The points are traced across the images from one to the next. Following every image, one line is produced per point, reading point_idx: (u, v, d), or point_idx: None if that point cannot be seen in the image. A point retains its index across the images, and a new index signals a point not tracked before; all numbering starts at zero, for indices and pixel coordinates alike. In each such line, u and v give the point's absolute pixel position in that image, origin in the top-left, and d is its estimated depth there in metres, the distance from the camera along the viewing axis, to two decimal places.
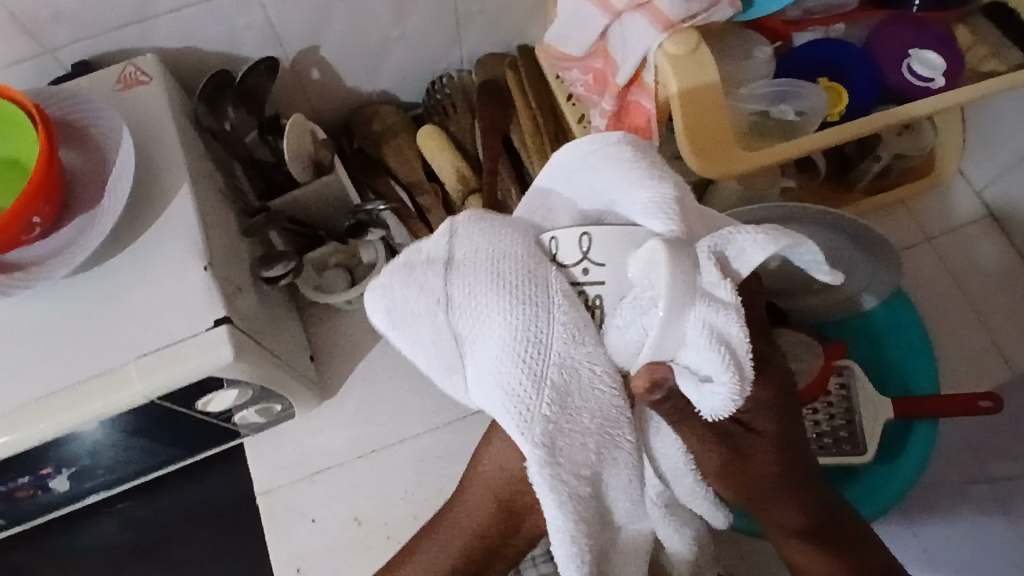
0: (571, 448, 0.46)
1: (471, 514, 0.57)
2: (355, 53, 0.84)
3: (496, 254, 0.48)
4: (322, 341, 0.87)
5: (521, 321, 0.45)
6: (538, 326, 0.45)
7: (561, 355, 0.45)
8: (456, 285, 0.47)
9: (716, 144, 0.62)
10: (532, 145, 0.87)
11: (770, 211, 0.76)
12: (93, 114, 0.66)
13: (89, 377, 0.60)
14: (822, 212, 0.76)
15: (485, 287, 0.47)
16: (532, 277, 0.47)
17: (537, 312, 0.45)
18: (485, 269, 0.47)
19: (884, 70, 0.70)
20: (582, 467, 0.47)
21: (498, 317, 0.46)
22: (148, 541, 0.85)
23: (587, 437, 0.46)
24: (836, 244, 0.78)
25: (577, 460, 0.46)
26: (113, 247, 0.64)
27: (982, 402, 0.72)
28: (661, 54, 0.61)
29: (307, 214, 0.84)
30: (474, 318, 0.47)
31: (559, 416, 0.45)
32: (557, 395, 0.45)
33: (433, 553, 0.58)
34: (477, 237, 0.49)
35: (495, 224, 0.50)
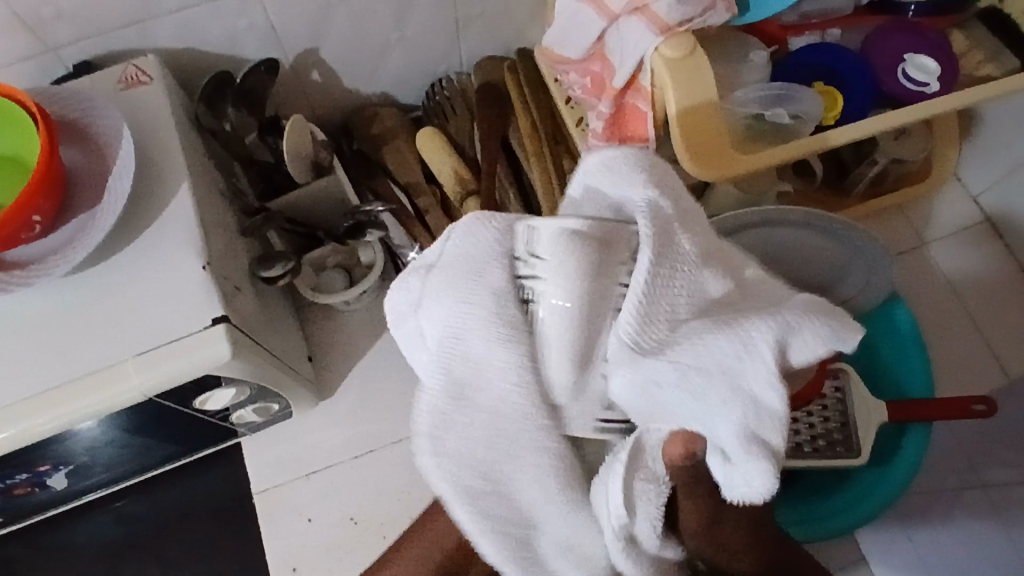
0: (467, 459, 0.44)
1: None
2: (355, 55, 0.85)
3: (476, 264, 0.44)
4: (320, 341, 0.88)
5: (446, 328, 0.44)
6: (456, 336, 0.43)
7: (479, 368, 0.43)
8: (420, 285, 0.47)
9: (711, 147, 0.62)
10: (530, 147, 0.87)
11: (768, 215, 0.76)
12: (94, 113, 0.66)
13: (87, 374, 0.60)
14: (796, 213, 0.76)
15: (432, 291, 0.45)
16: (477, 286, 0.43)
17: (462, 321, 0.43)
18: (439, 274, 0.45)
19: (880, 76, 0.70)
20: (488, 483, 0.45)
21: (432, 319, 0.45)
22: (144, 539, 0.85)
23: (499, 453, 0.44)
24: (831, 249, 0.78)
25: (477, 473, 0.45)
26: (112, 245, 0.64)
27: (975, 405, 0.73)
28: (657, 58, 0.61)
29: (305, 215, 0.85)
30: (419, 316, 0.46)
31: (454, 421, 0.44)
32: (457, 402, 0.44)
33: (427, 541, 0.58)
34: (457, 240, 0.45)
35: (482, 226, 0.44)
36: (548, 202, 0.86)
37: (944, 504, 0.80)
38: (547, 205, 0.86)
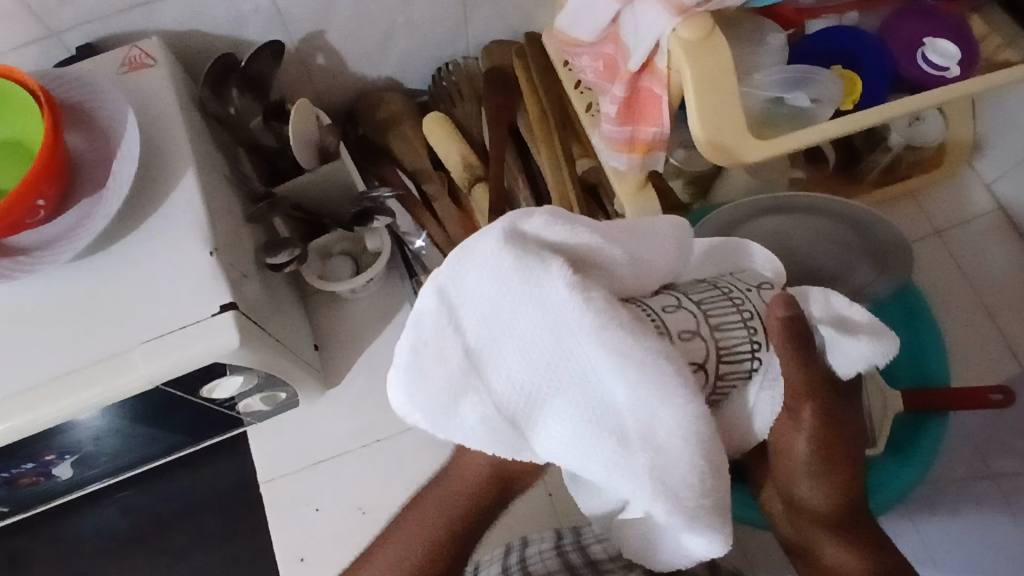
0: (677, 474, 0.41)
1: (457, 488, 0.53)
2: (361, 38, 0.83)
3: (501, 295, 0.42)
4: (327, 330, 0.87)
5: (542, 356, 0.41)
6: (573, 364, 0.41)
7: (622, 402, 0.41)
8: (469, 325, 0.43)
9: (730, 128, 0.60)
10: (539, 133, 0.86)
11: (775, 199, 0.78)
12: (99, 98, 0.65)
13: (93, 362, 0.59)
14: (806, 197, 0.78)
15: (496, 337, 0.42)
16: (536, 318, 0.41)
17: (564, 353, 0.41)
18: (489, 306, 0.42)
19: (898, 61, 0.69)
20: (686, 488, 0.41)
21: (508, 356, 0.42)
22: (151, 528, 0.85)
23: (683, 455, 0.41)
24: (850, 240, 0.77)
25: (678, 482, 0.41)
26: (117, 232, 0.63)
27: (992, 395, 0.72)
28: (675, 40, 0.59)
29: (312, 201, 0.83)
30: (495, 350, 0.42)
31: (637, 445, 0.41)
32: (614, 426, 0.41)
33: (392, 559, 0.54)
34: (482, 280, 0.42)
35: (485, 257, 0.42)
36: (558, 187, 0.85)
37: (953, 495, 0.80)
38: (558, 192, 0.84)
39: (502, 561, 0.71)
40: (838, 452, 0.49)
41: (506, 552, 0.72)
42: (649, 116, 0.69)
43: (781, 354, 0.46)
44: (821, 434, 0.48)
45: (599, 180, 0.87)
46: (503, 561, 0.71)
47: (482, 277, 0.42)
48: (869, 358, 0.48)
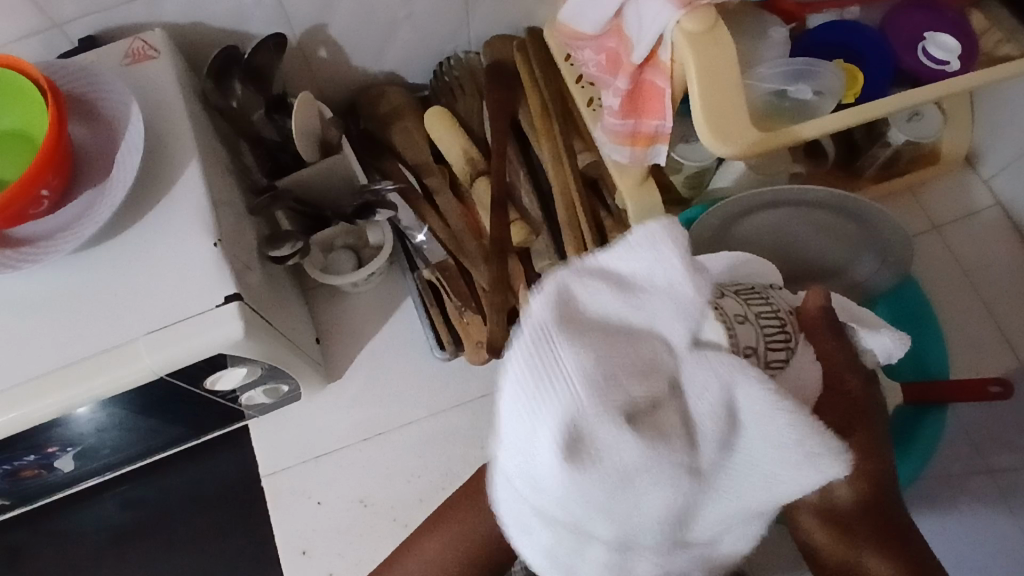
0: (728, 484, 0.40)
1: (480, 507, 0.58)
2: (362, 31, 0.83)
3: (546, 359, 0.37)
4: (327, 323, 0.86)
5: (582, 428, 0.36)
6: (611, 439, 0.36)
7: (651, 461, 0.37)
8: (517, 399, 0.38)
9: (734, 119, 0.61)
10: (540, 126, 0.86)
11: (776, 194, 0.78)
12: (103, 89, 0.65)
13: (98, 353, 0.59)
14: (794, 190, 0.78)
15: (546, 405, 0.37)
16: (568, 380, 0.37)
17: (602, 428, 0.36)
18: (543, 378, 0.37)
19: (899, 54, 0.69)
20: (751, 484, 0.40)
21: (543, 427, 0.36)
22: (151, 521, 0.84)
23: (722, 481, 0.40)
24: (847, 230, 0.79)
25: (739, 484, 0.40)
26: (120, 223, 0.63)
27: (992, 387, 0.73)
28: (679, 32, 0.60)
29: (314, 194, 0.83)
30: (532, 425, 0.37)
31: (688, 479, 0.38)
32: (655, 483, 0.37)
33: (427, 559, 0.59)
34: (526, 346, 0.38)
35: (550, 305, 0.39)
36: (558, 180, 0.85)
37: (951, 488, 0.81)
38: (560, 185, 0.84)
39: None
40: (874, 487, 0.50)
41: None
42: (651, 109, 0.69)
43: (818, 341, 0.49)
44: (860, 479, 0.49)
45: (600, 174, 0.87)
46: None
47: (514, 426, 0.38)
48: (892, 352, 0.52)
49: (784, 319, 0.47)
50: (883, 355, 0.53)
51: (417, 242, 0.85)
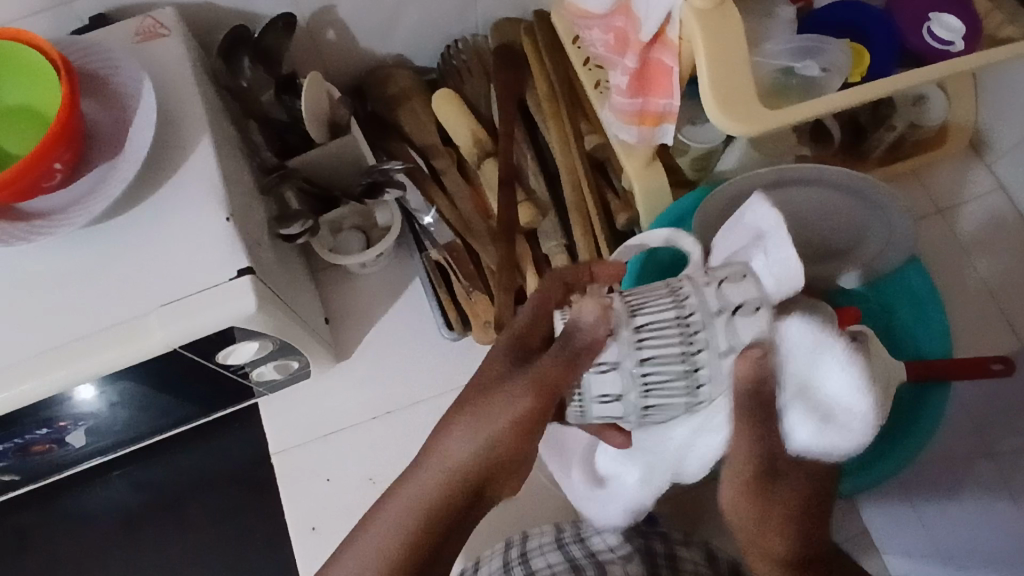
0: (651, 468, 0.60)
1: (515, 398, 0.47)
2: (370, 12, 0.84)
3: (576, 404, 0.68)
4: (336, 304, 0.87)
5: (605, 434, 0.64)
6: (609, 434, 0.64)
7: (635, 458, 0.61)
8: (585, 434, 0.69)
9: (742, 96, 0.61)
10: (547, 109, 0.87)
11: (774, 175, 0.78)
12: (115, 66, 0.65)
13: (111, 325, 0.60)
14: (799, 168, 0.78)
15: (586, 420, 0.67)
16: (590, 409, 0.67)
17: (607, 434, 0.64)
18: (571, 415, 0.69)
19: (904, 33, 0.70)
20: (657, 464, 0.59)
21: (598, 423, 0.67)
22: (161, 498, 0.86)
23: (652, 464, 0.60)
24: (847, 203, 0.78)
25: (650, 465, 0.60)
26: (133, 198, 0.63)
27: (993, 364, 0.73)
28: (688, 10, 0.60)
29: (322, 175, 0.84)
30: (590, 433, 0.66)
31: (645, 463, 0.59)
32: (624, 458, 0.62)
33: (412, 502, 0.46)
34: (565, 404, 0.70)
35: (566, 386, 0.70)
36: (566, 162, 0.85)
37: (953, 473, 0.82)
38: (566, 166, 0.85)
39: (504, 556, 0.72)
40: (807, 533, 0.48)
41: (507, 546, 0.73)
42: (658, 88, 0.69)
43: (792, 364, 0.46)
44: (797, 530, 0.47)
45: (607, 157, 0.88)
46: (503, 554, 0.72)
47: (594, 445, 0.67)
48: (824, 441, 0.46)
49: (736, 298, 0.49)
50: (822, 445, 0.46)
51: (425, 224, 0.87)
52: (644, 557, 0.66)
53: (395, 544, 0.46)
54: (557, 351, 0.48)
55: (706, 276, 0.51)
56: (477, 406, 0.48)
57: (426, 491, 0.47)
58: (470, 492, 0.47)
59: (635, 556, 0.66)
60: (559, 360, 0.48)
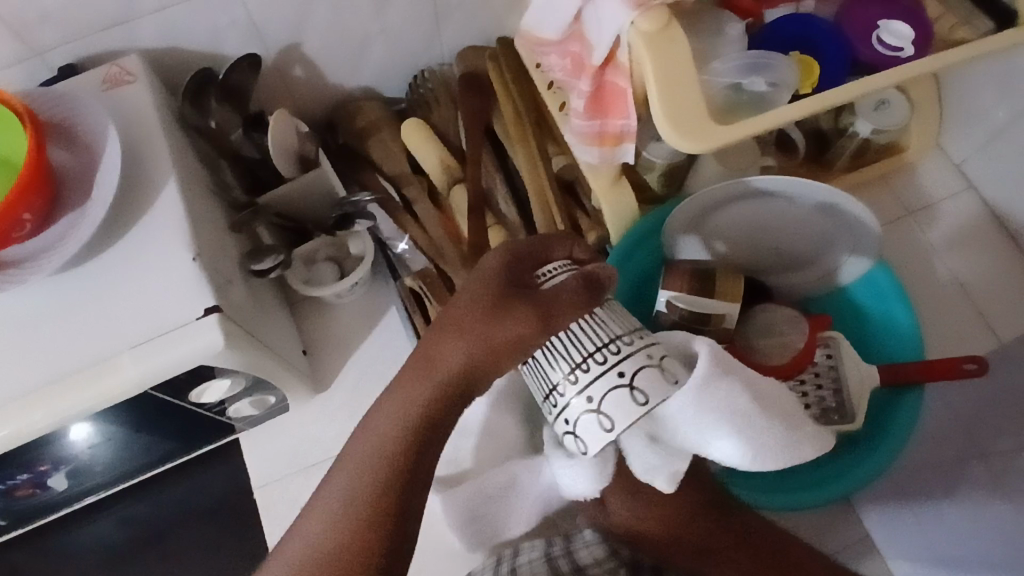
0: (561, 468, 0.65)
1: (513, 316, 0.52)
2: (335, 47, 0.85)
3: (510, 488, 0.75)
4: (314, 335, 0.88)
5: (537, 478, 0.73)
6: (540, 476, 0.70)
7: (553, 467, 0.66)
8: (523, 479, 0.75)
9: (694, 113, 0.62)
10: (514, 133, 0.88)
11: (721, 194, 0.79)
12: (81, 114, 0.67)
13: (82, 369, 0.61)
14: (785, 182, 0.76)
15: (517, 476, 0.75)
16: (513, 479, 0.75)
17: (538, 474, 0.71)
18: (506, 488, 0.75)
19: (854, 43, 0.71)
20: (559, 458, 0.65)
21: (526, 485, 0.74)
22: (148, 537, 0.86)
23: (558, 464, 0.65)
24: (811, 218, 0.79)
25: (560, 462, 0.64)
26: (102, 242, 0.65)
27: (965, 364, 0.72)
28: (634, 33, 0.62)
29: (295, 209, 0.85)
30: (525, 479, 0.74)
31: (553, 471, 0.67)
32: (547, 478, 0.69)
33: (403, 401, 0.52)
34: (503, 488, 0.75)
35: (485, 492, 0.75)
36: (533, 183, 0.86)
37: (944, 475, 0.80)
38: (534, 187, 0.86)
39: (493, 569, 0.71)
40: None
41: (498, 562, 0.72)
42: (616, 109, 0.71)
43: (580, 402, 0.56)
44: None
45: (575, 177, 0.89)
46: (493, 568, 0.71)
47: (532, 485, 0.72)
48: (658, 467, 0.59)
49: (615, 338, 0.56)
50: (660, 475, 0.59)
51: (399, 251, 0.88)
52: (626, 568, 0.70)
53: (393, 431, 0.52)
54: (572, 286, 0.53)
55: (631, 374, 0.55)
56: (490, 303, 0.53)
57: (424, 392, 0.52)
58: (460, 389, 0.53)
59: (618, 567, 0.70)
60: (581, 287, 0.53)
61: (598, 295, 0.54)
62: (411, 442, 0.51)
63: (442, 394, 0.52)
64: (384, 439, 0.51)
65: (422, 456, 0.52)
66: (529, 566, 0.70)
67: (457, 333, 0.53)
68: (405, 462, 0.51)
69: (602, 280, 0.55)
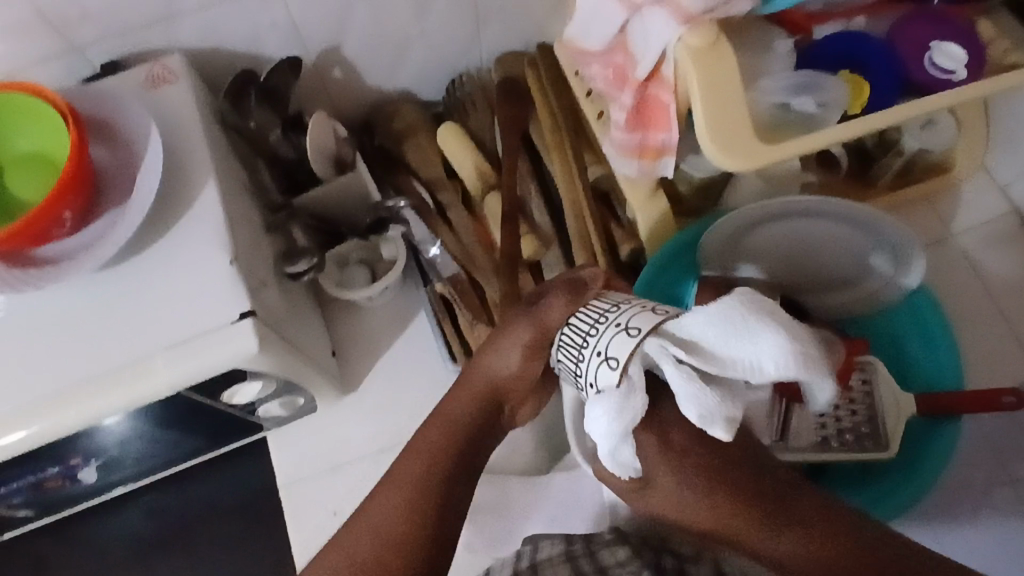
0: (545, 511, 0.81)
1: (519, 340, 0.58)
2: (374, 50, 0.85)
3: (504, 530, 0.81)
4: (344, 337, 0.88)
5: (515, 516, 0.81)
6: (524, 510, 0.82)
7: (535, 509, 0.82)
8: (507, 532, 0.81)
9: (739, 133, 0.61)
10: (551, 141, 0.87)
11: (746, 221, 0.78)
12: (123, 113, 0.67)
13: (117, 368, 0.61)
14: (814, 202, 0.76)
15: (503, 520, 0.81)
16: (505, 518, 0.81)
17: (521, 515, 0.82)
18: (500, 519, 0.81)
19: (906, 64, 0.68)
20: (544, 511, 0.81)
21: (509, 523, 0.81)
22: (171, 531, 0.87)
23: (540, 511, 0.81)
24: (844, 233, 0.78)
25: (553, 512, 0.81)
26: (140, 242, 0.65)
27: (1004, 398, 0.70)
28: (681, 48, 0.61)
29: (329, 211, 0.85)
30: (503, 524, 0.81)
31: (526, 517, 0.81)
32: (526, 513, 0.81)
33: (445, 418, 0.59)
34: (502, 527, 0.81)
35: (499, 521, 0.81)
36: (569, 193, 0.86)
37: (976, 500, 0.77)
38: (570, 197, 0.85)
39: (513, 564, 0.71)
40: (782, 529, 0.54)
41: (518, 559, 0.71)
42: (657, 122, 0.70)
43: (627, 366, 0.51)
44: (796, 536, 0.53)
45: (611, 187, 0.88)
46: (514, 564, 0.71)
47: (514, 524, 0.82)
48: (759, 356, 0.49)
49: (619, 305, 0.54)
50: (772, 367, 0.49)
51: (431, 256, 0.87)
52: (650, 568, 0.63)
53: (440, 440, 0.57)
54: (557, 296, 0.57)
55: (643, 304, 0.54)
56: (507, 323, 0.59)
57: (462, 404, 0.59)
58: (492, 402, 0.60)
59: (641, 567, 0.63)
60: (563, 309, 0.56)
61: (581, 293, 0.57)
62: (448, 457, 0.57)
63: (479, 409, 0.59)
64: (436, 442, 0.57)
65: (460, 459, 0.57)
66: (549, 564, 0.68)
67: (491, 345, 0.59)
68: (446, 469, 0.56)
69: (582, 283, 0.58)
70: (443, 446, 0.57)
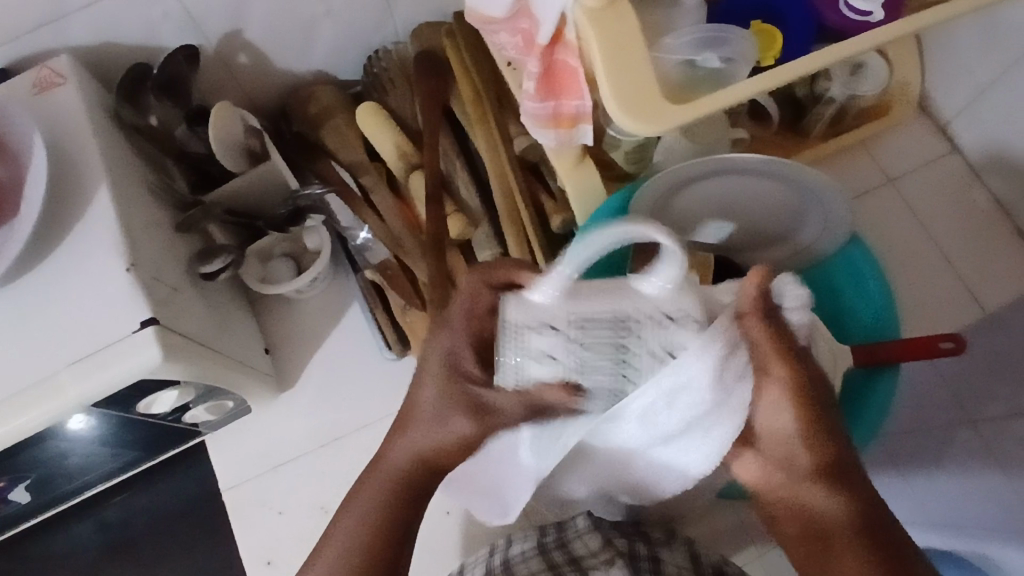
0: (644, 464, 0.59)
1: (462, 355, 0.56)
2: (280, 32, 0.81)
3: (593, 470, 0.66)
4: (276, 333, 0.85)
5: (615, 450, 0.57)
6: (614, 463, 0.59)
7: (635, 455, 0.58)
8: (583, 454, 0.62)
9: (644, 95, 0.58)
10: (473, 114, 0.84)
11: (676, 176, 0.74)
12: (6, 122, 0.64)
13: (19, 391, 0.59)
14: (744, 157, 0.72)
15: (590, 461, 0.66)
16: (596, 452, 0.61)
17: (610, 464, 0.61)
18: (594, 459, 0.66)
19: (822, 8, 0.65)
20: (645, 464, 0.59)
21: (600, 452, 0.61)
22: (121, 542, 0.85)
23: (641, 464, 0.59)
24: (771, 188, 0.75)
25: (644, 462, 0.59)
26: (35, 257, 0.62)
27: (942, 344, 0.69)
28: (579, 10, 0.58)
29: (246, 204, 0.81)
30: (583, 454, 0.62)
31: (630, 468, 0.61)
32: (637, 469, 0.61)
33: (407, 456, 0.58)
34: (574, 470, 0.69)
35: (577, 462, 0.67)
36: (496, 166, 0.83)
37: (937, 443, 0.79)
38: (496, 171, 0.83)
39: (487, 561, 0.71)
40: (853, 552, 0.50)
41: (489, 554, 0.72)
42: (569, 90, 0.67)
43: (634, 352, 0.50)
44: (865, 551, 0.50)
45: (539, 157, 0.85)
46: (487, 561, 0.71)
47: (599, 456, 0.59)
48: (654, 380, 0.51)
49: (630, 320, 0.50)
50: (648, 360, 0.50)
51: (359, 242, 0.85)
52: (623, 558, 0.67)
53: (404, 475, 0.59)
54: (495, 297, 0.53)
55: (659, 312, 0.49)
56: (444, 344, 0.56)
57: (422, 444, 0.58)
58: (461, 449, 0.58)
59: (614, 557, 0.67)
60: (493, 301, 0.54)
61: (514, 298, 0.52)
62: (414, 493, 0.59)
63: (445, 451, 0.58)
64: (398, 484, 0.58)
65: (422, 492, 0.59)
66: (523, 558, 0.70)
67: (430, 371, 0.57)
68: (411, 503, 0.59)
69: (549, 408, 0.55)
70: (405, 482, 0.58)
